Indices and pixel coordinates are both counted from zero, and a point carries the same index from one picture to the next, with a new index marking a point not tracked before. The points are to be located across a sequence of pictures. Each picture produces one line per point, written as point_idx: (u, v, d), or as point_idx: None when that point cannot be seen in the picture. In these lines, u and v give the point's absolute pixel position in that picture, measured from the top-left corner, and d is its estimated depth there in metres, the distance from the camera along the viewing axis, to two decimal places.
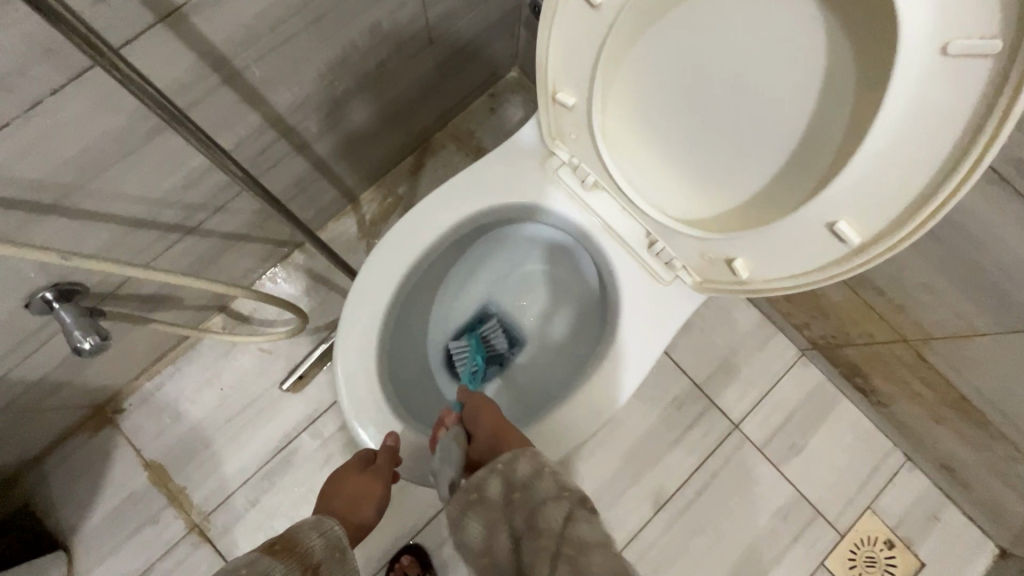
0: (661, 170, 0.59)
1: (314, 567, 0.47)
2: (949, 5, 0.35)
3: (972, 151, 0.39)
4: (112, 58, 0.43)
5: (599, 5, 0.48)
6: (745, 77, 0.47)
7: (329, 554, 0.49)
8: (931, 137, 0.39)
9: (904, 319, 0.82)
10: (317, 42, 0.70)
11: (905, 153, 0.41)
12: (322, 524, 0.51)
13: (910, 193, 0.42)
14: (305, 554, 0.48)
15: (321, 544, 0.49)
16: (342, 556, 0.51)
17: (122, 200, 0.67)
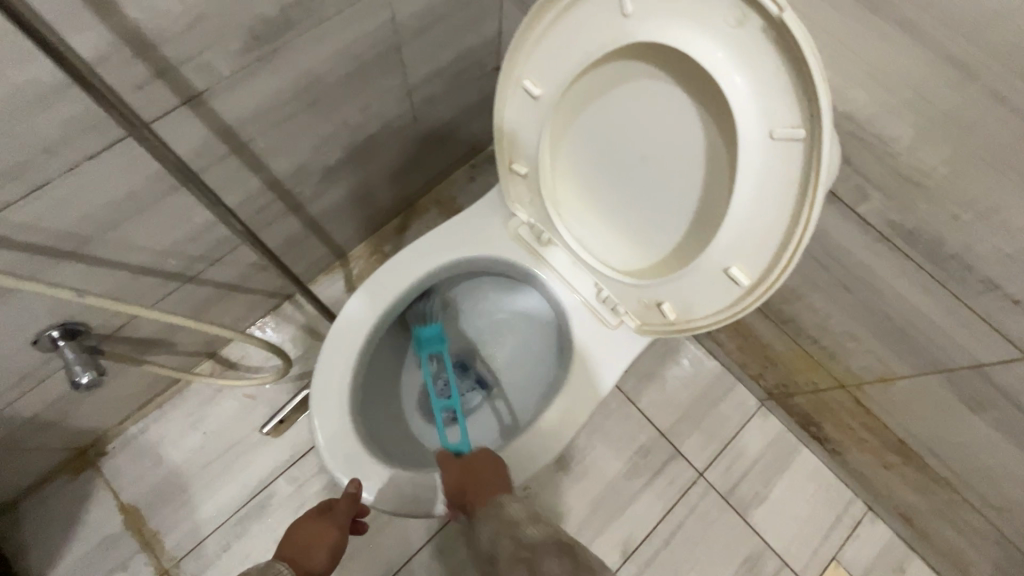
0: (602, 228, 0.69)
1: None
2: (770, 103, 0.46)
3: (804, 214, 0.48)
4: (144, 131, 0.52)
5: (537, 97, 0.60)
6: (653, 153, 0.57)
7: None
8: (779, 201, 0.49)
9: (838, 366, 0.90)
10: (314, 120, 0.82)
11: (763, 214, 0.50)
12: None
13: (772, 246, 0.51)
14: None
15: None
16: None
17: (135, 249, 0.76)
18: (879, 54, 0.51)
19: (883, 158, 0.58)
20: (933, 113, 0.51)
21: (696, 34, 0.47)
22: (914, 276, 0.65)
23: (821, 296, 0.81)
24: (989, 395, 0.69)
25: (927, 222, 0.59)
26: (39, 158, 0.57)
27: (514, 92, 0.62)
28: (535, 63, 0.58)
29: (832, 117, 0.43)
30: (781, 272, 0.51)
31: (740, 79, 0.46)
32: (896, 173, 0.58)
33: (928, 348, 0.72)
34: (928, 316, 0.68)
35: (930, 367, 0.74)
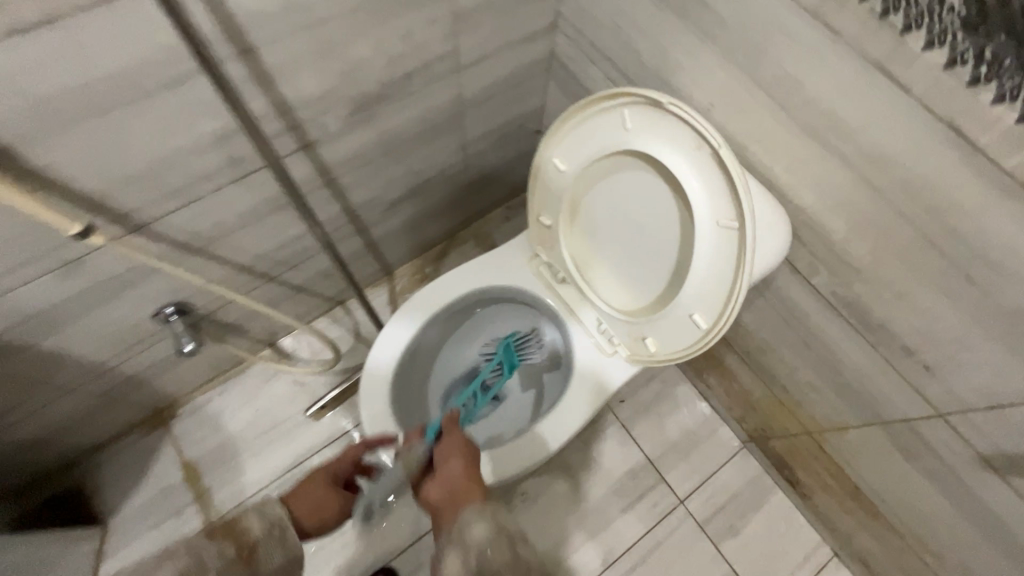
0: (606, 274, 0.87)
1: (249, 544, 0.61)
2: (719, 203, 0.64)
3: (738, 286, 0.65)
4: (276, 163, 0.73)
5: (561, 172, 0.79)
6: (644, 223, 0.76)
7: (268, 530, 0.64)
8: (720, 274, 0.66)
9: (805, 414, 1.03)
10: (388, 165, 1.04)
11: (710, 282, 0.67)
12: (268, 508, 0.66)
13: (716, 306, 0.68)
14: (243, 534, 0.62)
15: (260, 524, 0.63)
16: (281, 533, 0.65)
17: (242, 253, 0.97)
18: (820, 168, 0.69)
19: (827, 243, 0.75)
20: (858, 215, 0.68)
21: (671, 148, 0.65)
22: (855, 340, 0.81)
23: (788, 349, 0.96)
24: (917, 447, 0.82)
25: (861, 296, 0.75)
26: (200, 182, 0.78)
27: (544, 165, 0.81)
28: (562, 149, 0.77)
29: (755, 220, 0.60)
30: (719, 327, 0.68)
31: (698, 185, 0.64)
32: (837, 256, 0.75)
33: (870, 402, 0.86)
34: (867, 374, 0.83)
35: (873, 419, 0.88)
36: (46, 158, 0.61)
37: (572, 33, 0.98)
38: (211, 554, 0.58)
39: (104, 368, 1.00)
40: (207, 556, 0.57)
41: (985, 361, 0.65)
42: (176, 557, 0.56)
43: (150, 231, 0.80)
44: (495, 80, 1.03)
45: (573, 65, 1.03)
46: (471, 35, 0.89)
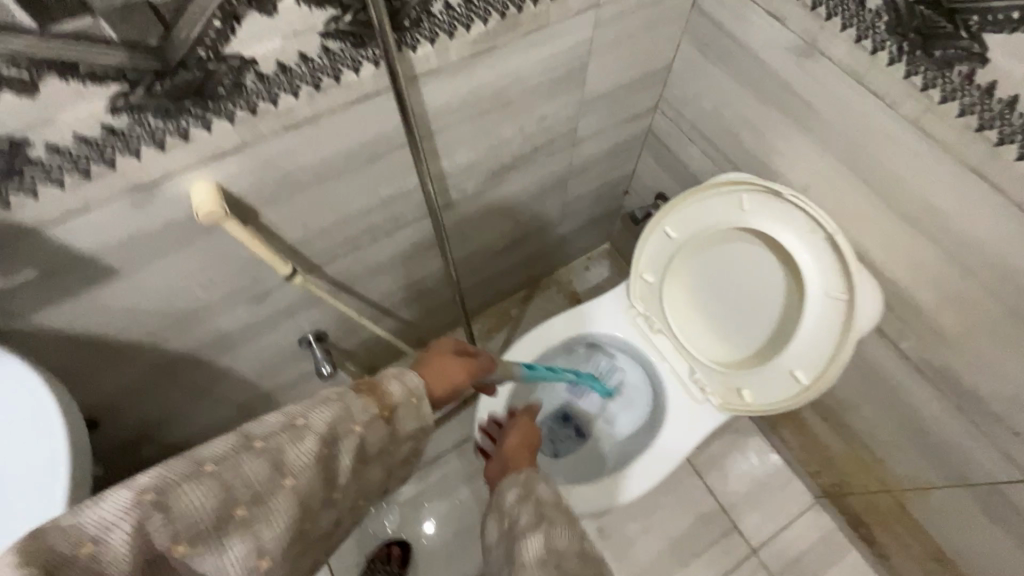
0: (703, 327, 0.97)
1: (390, 407, 0.59)
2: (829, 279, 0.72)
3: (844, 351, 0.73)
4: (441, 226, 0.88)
5: (672, 238, 0.90)
6: (748, 287, 0.85)
7: (405, 398, 0.60)
8: (824, 339, 0.74)
9: (885, 471, 1.08)
10: (503, 220, 1.19)
11: (815, 345, 0.75)
12: (403, 376, 0.62)
13: (819, 367, 0.76)
14: (385, 396, 0.59)
15: (399, 391, 0.60)
16: (416, 403, 0.62)
17: (378, 291, 1.12)
18: (912, 248, 0.78)
19: (917, 313, 0.83)
20: (949, 291, 0.77)
21: (786, 229, 0.73)
22: (943, 403, 0.87)
23: (870, 408, 1.02)
24: (1006, 510, 0.87)
25: (950, 363, 0.82)
26: (365, 233, 0.94)
27: (655, 231, 0.92)
28: (673, 219, 0.88)
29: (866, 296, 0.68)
30: (821, 386, 0.76)
31: (808, 260, 0.73)
32: (926, 325, 0.83)
33: (956, 463, 0.91)
34: (953, 437, 0.89)
35: (959, 480, 0.92)
36: (276, 214, 0.78)
37: (672, 114, 1.11)
38: (360, 405, 0.56)
39: (250, 384, 1.15)
40: (355, 404, 0.56)
41: None
42: (325, 406, 0.53)
43: (320, 271, 0.96)
44: (600, 150, 1.17)
45: (670, 140, 1.16)
46: (589, 116, 1.03)
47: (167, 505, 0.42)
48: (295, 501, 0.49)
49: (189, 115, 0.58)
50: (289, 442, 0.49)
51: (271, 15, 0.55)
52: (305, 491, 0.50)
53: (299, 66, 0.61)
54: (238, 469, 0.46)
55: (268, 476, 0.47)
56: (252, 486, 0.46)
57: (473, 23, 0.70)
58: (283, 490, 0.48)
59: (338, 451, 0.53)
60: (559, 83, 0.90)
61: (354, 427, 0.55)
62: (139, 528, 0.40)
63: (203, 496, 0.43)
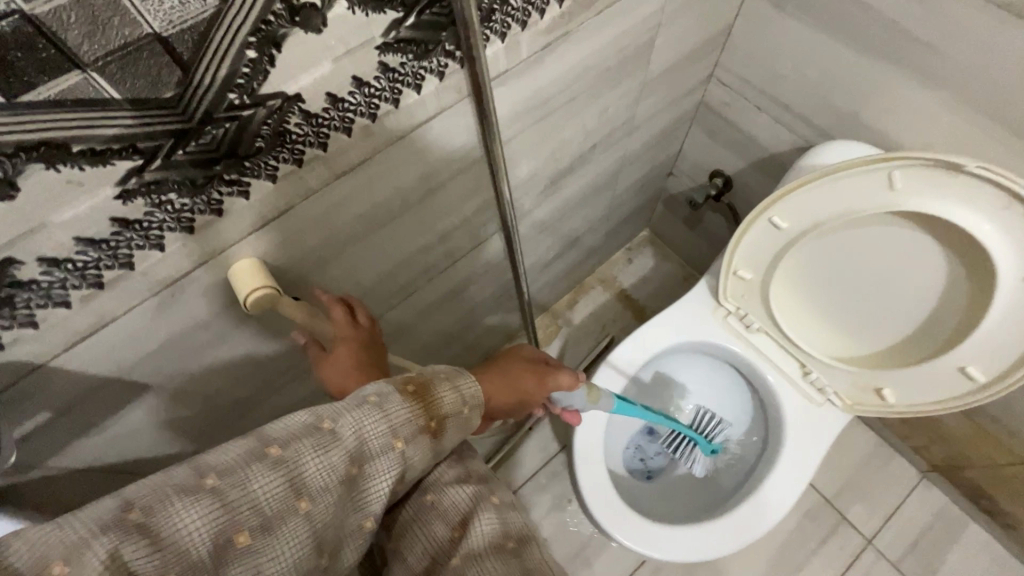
0: (818, 322, 0.84)
1: (438, 419, 0.44)
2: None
3: None
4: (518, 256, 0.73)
5: (783, 229, 0.76)
6: (889, 275, 0.72)
7: (455, 409, 0.46)
8: (1017, 326, 0.64)
9: (1022, 444, 0.98)
10: (554, 228, 1.04)
11: (1003, 334, 0.65)
12: (460, 379, 0.48)
13: (1009, 358, 0.66)
14: (435, 406, 0.45)
15: (451, 400, 0.46)
16: (466, 415, 0.47)
17: (431, 333, 0.98)
18: None
19: None
20: None
21: (963, 207, 0.60)
22: None
23: None
24: None
25: None
26: (420, 275, 0.80)
27: (760, 222, 0.77)
28: (786, 207, 0.74)
29: None
30: (1008, 382, 0.67)
31: (1003, 242, 0.60)
32: None
33: None
34: None
35: None
36: (326, 277, 0.63)
37: (733, 81, 0.97)
38: (401, 411, 0.42)
39: None
40: (396, 410, 0.42)
41: None
42: (360, 410, 0.41)
43: None
44: (653, 134, 1.03)
45: (729, 112, 1.02)
46: (648, 99, 0.89)
47: (155, 529, 0.33)
48: (316, 529, 0.38)
49: (220, 181, 0.44)
50: (310, 454, 0.38)
51: (319, 31, 0.40)
52: (328, 519, 0.39)
53: (353, 95, 0.46)
54: (245, 485, 0.36)
55: (282, 499, 0.37)
56: (262, 512, 0.36)
57: (547, 6, 0.55)
58: (298, 518, 0.37)
59: (370, 475, 0.41)
60: (625, 66, 0.75)
61: (391, 443, 0.41)
62: (115, 552, 0.31)
63: (199, 521, 0.34)
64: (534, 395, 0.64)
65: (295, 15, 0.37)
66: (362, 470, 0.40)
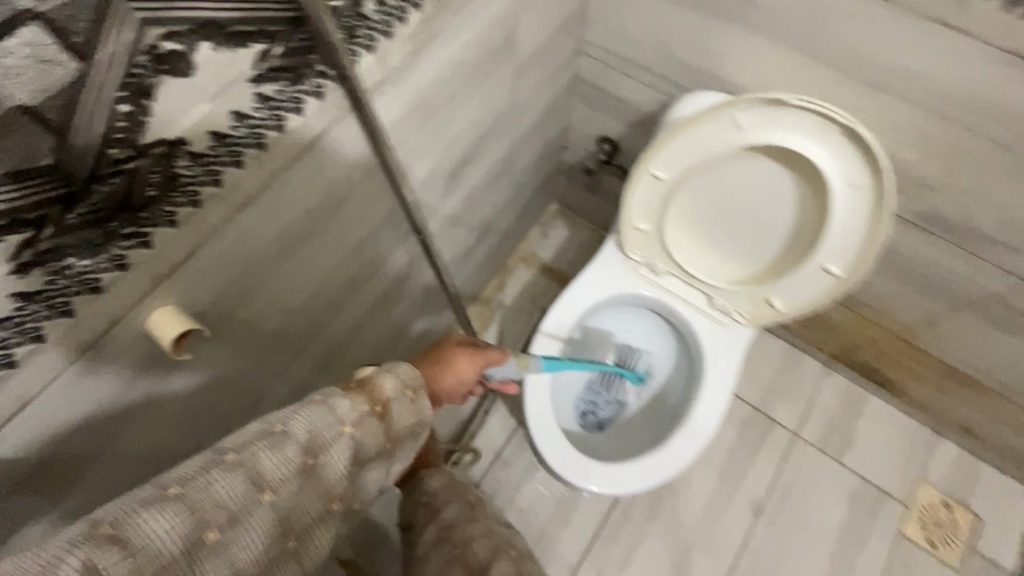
0: (711, 254, 0.94)
1: (384, 402, 0.47)
2: (849, 166, 0.72)
3: (879, 224, 0.75)
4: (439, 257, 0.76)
5: (661, 179, 0.86)
6: (754, 201, 0.83)
7: (399, 394, 0.49)
8: (854, 222, 0.76)
9: (891, 320, 1.15)
10: (466, 218, 1.09)
11: (847, 230, 0.77)
12: (398, 366, 0.50)
13: (856, 250, 0.78)
14: (377, 391, 0.47)
15: (393, 384, 0.49)
16: (413, 397, 0.50)
17: (369, 343, 1.00)
18: (887, 111, 0.80)
19: (901, 170, 0.86)
20: (930, 141, 0.80)
21: (791, 132, 0.72)
22: (939, 244, 0.93)
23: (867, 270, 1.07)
24: (1012, 315, 0.95)
25: (939, 207, 0.87)
26: (344, 289, 0.81)
27: (642, 177, 0.87)
28: (659, 159, 0.83)
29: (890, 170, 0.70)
30: (857, 272, 0.80)
31: (827, 155, 0.72)
32: (912, 179, 0.86)
33: (958, 291, 0.98)
34: (953, 270, 0.95)
35: (964, 305, 1.00)
36: (250, 310, 0.64)
37: (598, 53, 1.05)
38: (346, 403, 0.45)
39: None
40: (341, 403, 0.44)
41: None
42: (305, 408, 0.43)
43: (309, 348, 0.82)
44: (537, 113, 1.09)
45: (600, 81, 1.11)
46: (525, 82, 0.95)
47: (124, 539, 0.35)
48: (280, 517, 0.40)
49: (119, 237, 0.44)
50: (265, 452, 0.40)
51: (189, 74, 0.41)
52: (292, 508, 0.41)
53: (237, 129, 0.48)
54: (206, 488, 0.38)
55: (245, 495, 0.39)
56: (226, 509, 0.38)
57: (406, 14, 0.59)
58: (261, 510, 0.39)
59: (328, 464, 0.43)
60: (494, 55, 0.80)
61: (341, 430, 0.44)
62: (85, 563, 0.33)
63: (166, 525, 0.36)
64: (468, 372, 0.66)
65: (160, 64, 0.39)
66: (321, 462, 0.42)
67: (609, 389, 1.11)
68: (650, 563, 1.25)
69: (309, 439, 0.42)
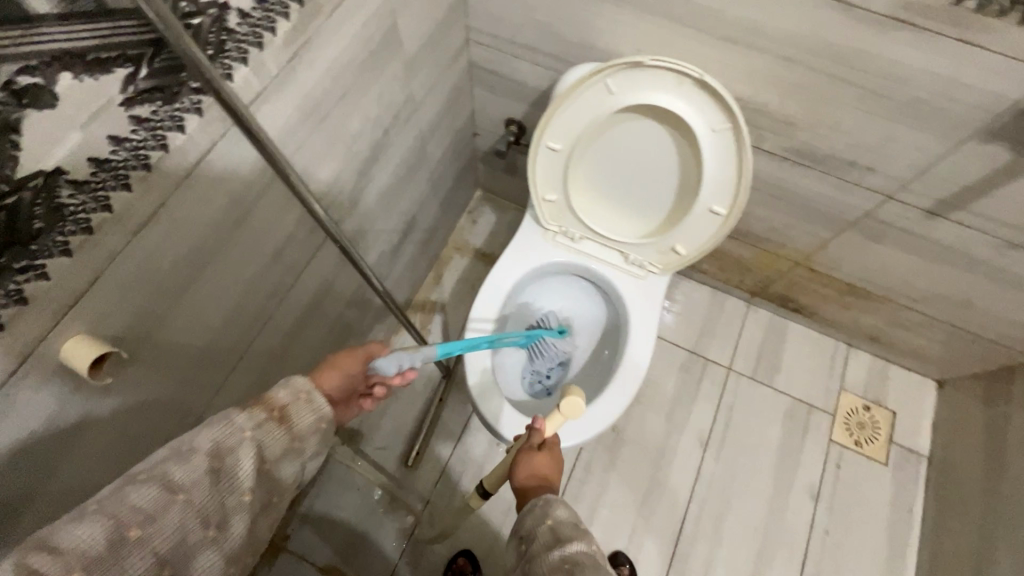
0: (618, 214, 1.02)
1: (280, 408, 0.56)
2: (707, 112, 0.81)
3: (744, 161, 0.84)
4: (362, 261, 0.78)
5: (557, 149, 0.93)
6: (642, 158, 0.91)
7: (292, 399, 0.58)
8: (725, 162, 0.85)
9: (790, 250, 1.27)
10: (386, 215, 1.12)
11: (720, 170, 0.86)
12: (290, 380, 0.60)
13: (732, 187, 0.87)
14: (271, 400, 0.57)
15: (287, 393, 0.58)
16: (308, 398, 0.59)
17: (308, 350, 1.01)
18: (742, 62, 0.89)
19: (767, 112, 0.95)
20: (783, 83, 0.89)
21: (654, 90, 0.81)
22: (812, 174, 1.04)
23: (761, 208, 1.18)
24: (882, 228, 1.08)
25: (804, 141, 0.98)
26: (268, 299, 0.83)
27: (540, 150, 0.94)
28: (552, 131, 0.91)
29: (740, 111, 0.79)
30: (737, 208, 0.88)
31: (687, 107, 0.81)
32: (776, 119, 0.96)
33: (837, 214, 1.10)
34: (828, 196, 1.07)
35: (843, 225, 1.12)
36: (169, 330, 0.65)
37: (486, 40, 1.10)
38: (245, 415, 0.53)
39: None
40: (241, 417, 0.53)
41: (910, 142, 0.89)
42: (209, 424, 0.51)
43: (243, 361, 0.83)
44: (439, 105, 1.13)
45: (494, 65, 1.15)
46: (418, 76, 0.99)
47: (51, 545, 0.40)
48: (195, 513, 0.47)
49: (11, 273, 0.45)
50: (174, 464, 0.47)
51: (53, 106, 0.43)
52: (205, 505, 0.48)
53: (117, 152, 0.49)
54: (123, 497, 0.44)
55: (160, 497, 0.45)
56: (144, 511, 0.44)
57: (275, 24, 0.61)
58: (177, 507, 0.46)
59: (234, 466, 0.51)
60: (379, 53, 0.84)
61: (243, 435, 0.52)
62: (19, 566, 0.38)
63: (89, 527, 0.41)
64: (355, 373, 0.73)
65: (22, 98, 0.41)
66: (227, 464, 0.50)
67: (545, 354, 1.12)
68: (616, 510, 1.33)
69: (215, 446, 0.50)
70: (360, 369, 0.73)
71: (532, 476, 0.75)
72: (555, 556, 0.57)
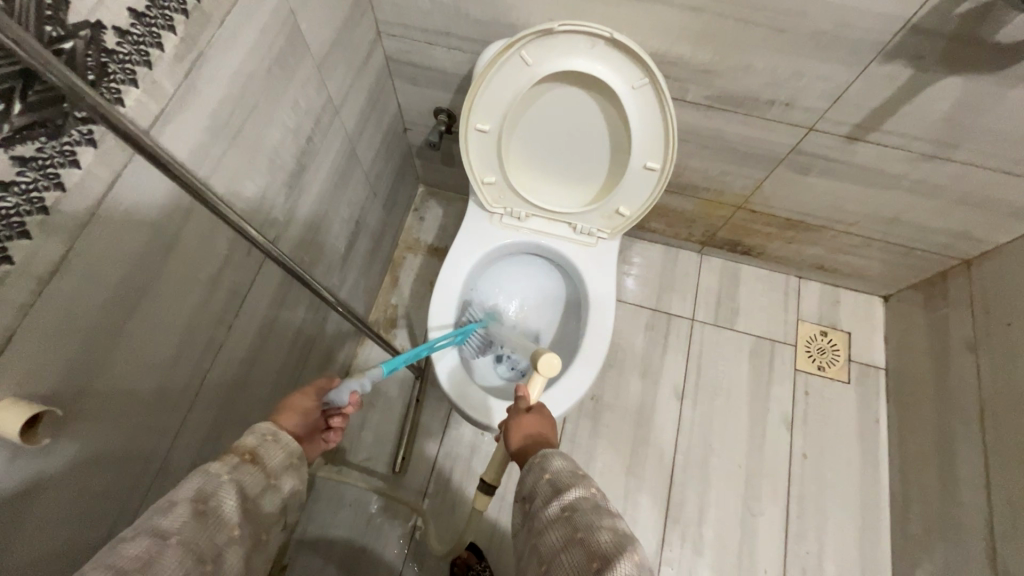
0: (558, 186, 1.02)
1: (249, 451, 0.55)
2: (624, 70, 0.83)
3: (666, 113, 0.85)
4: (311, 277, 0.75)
5: (488, 130, 0.93)
6: (571, 126, 0.92)
7: (263, 440, 0.57)
8: (649, 117, 0.87)
9: (729, 196, 1.31)
10: (327, 224, 1.09)
11: (646, 125, 0.87)
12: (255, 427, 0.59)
13: (660, 140, 0.88)
14: (238, 446, 0.55)
15: (255, 437, 0.57)
16: (276, 437, 0.58)
17: (268, 375, 0.98)
18: (651, 17, 0.90)
19: (684, 63, 0.97)
20: (693, 33, 0.91)
21: (569, 56, 0.82)
22: (736, 118, 1.07)
23: (695, 158, 1.21)
24: (810, 160, 1.12)
25: (724, 87, 1.00)
26: (215, 328, 0.79)
27: (472, 133, 0.93)
28: (479, 113, 0.90)
29: (654, 65, 0.80)
30: (669, 161, 0.90)
31: (604, 69, 0.82)
32: (694, 69, 0.98)
33: (766, 153, 1.14)
34: (755, 136, 1.10)
35: (774, 163, 1.16)
36: (110, 376, 0.62)
37: (397, 31, 1.07)
38: (217, 462, 0.52)
39: None
40: (214, 465, 0.52)
41: (821, 73, 0.92)
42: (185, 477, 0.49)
43: (199, 397, 0.80)
44: (361, 103, 1.10)
45: (411, 56, 1.13)
46: (333, 77, 0.96)
47: None
48: (191, 554, 0.45)
49: None
50: (161, 517, 0.45)
51: None
52: (201, 547, 0.46)
53: (5, 198, 0.45)
54: (114, 554, 0.41)
55: (154, 546, 0.43)
56: (140, 561, 0.41)
57: (162, 39, 0.58)
58: (171, 552, 0.43)
59: (222, 505, 0.49)
60: (285, 59, 0.80)
61: (222, 478, 0.51)
62: None
63: None
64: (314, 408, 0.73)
65: None
66: (214, 505, 0.49)
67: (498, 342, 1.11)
68: (608, 474, 1.36)
69: (199, 488, 0.49)
70: (316, 404, 0.73)
71: (525, 440, 0.74)
72: (556, 507, 0.58)
